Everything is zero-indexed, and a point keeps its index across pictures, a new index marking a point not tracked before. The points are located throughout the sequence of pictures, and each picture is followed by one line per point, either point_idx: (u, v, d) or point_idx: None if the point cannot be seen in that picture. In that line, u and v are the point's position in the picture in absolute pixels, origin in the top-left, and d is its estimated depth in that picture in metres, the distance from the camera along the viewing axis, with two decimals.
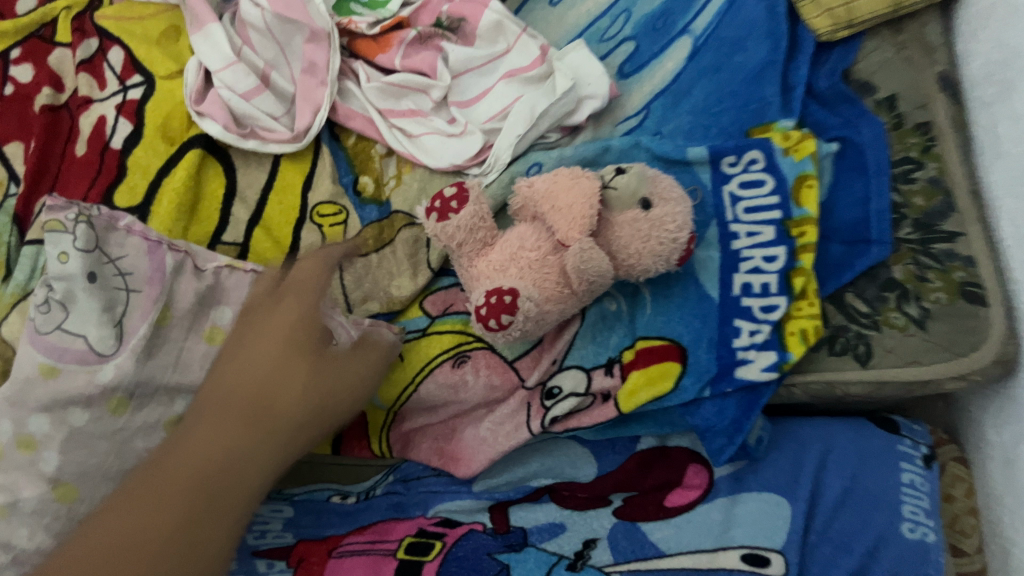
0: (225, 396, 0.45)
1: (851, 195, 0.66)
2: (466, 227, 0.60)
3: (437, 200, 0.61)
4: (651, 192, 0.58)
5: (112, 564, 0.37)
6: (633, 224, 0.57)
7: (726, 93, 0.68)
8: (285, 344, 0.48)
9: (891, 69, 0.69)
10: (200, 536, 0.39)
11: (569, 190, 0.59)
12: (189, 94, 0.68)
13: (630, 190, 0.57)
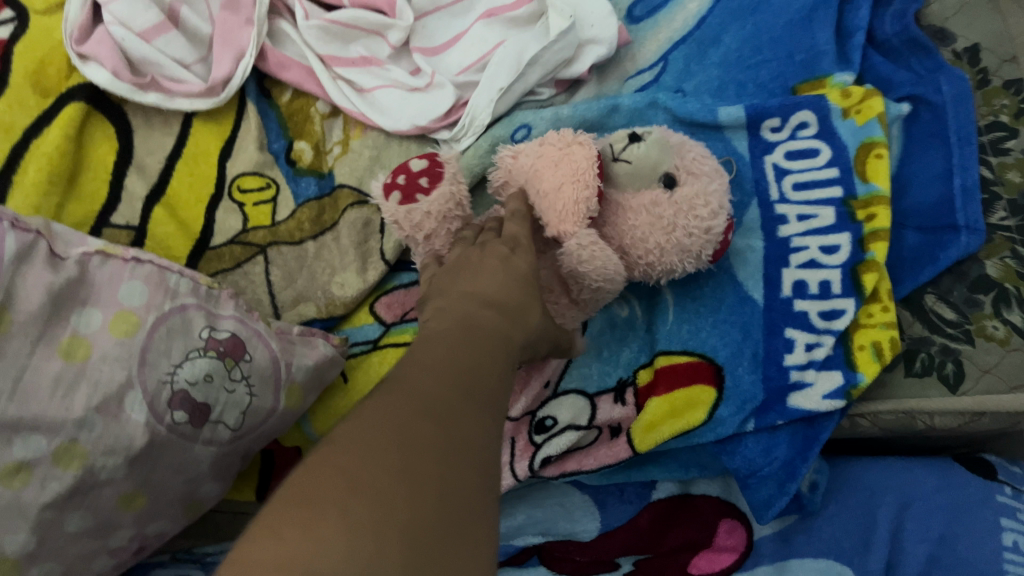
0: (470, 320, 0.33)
1: (929, 169, 0.51)
2: (438, 214, 0.44)
3: (400, 174, 0.44)
4: (676, 165, 0.43)
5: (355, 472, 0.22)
6: (651, 209, 0.42)
7: (766, 40, 0.53)
8: (492, 343, 0.32)
9: (972, 15, 0.55)
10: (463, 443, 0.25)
11: (557, 165, 0.42)
12: (70, 31, 0.52)
13: (649, 163, 0.42)
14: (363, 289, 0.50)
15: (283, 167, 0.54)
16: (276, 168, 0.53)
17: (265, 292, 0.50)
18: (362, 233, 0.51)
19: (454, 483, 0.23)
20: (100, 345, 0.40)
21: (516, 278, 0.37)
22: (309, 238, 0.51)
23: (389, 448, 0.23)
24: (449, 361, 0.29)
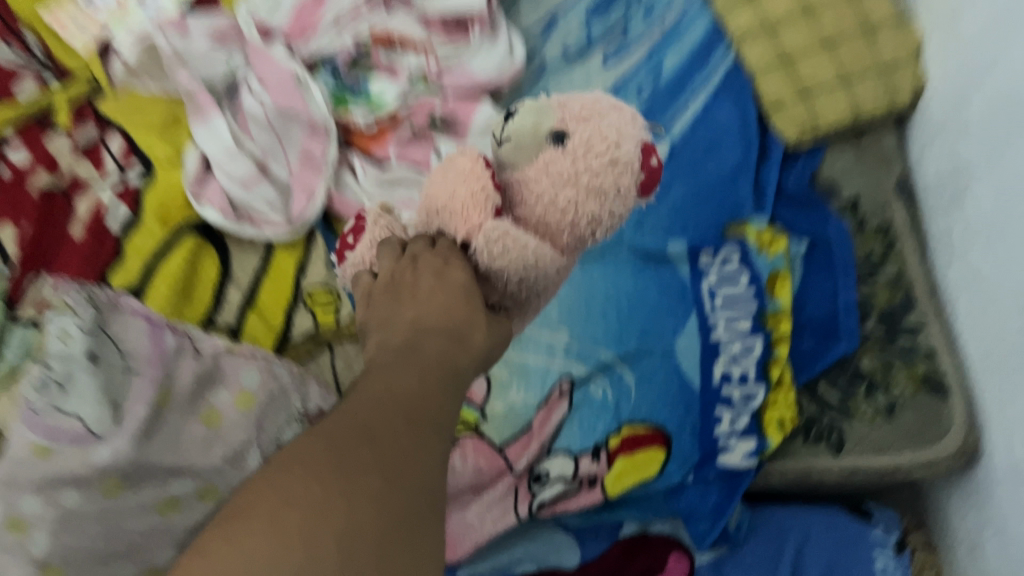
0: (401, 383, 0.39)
1: (821, 291, 0.70)
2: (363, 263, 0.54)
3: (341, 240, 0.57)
4: (558, 120, 0.48)
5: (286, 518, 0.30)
6: (546, 171, 0.47)
7: (704, 191, 0.71)
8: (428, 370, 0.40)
9: (852, 175, 0.74)
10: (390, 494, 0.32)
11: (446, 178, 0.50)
12: (189, 179, 0.70)
13: (528, 133, 0.48)
14: None
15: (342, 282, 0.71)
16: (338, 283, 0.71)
17: (330, 375, 0.67)
18: None
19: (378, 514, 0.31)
20: (228, 415, 0.56)
21: (445, 293, 0.45)
22: None
23: (344, 460, 0.33)
24: (394, 390, 0.38)
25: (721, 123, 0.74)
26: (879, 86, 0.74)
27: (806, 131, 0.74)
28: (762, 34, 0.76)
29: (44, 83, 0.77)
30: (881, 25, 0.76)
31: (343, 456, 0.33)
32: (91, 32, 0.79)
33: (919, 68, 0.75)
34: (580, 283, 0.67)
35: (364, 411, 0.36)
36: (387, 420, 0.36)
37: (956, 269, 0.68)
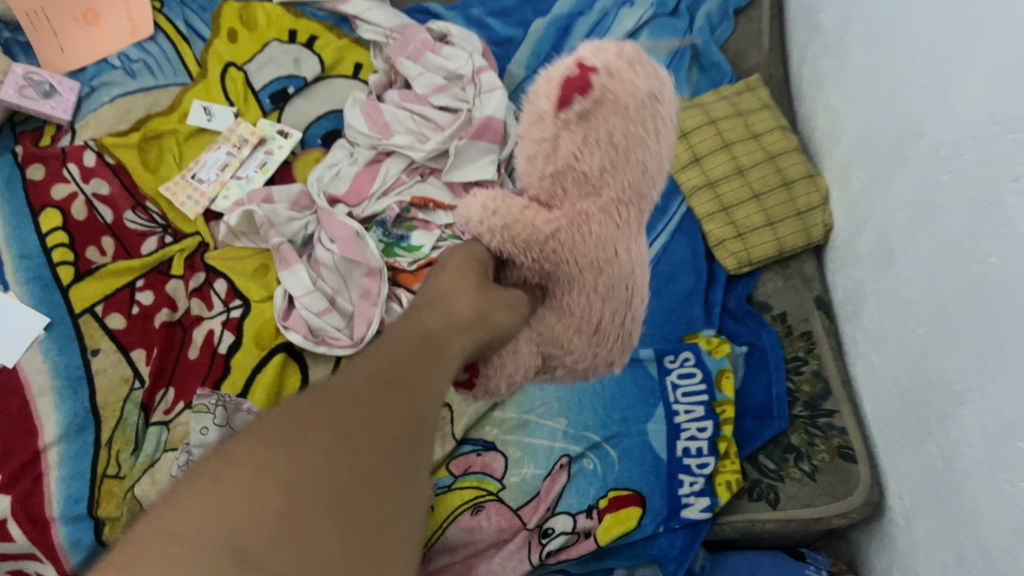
0: (348, 412, 0.42)
1: (758, 384, 0.91)
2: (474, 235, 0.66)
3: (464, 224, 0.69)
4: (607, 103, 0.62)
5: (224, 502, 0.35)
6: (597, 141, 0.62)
7: (666, 311, 0.96)
8: (386, 406, 0.44)
9: (781, 294, 0.98)
10: (304, 502, 0.36)
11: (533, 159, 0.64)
12: (279, 313, 0.93)
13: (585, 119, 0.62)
14: (444, 454, 0.87)
15: None
16: None
17: None
18: (441, 423, 0.89)
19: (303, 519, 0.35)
20: None
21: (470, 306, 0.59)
22: None
23: (281, 468, 0.37)
24: (347, 410, 0.42)
25: (676, 259, 1.00)
26: (797, 226, 0.97)
27: (742, 264, 0.98)
28: (706, 189, 1.02)
29: (163, 241, 1.02)
30: (798, 179, 0.99)
31: (282, 462, 0.37)
32: (200, 202, 1.04)
33: (828, 211, 0.97)
34: (574, 384, 0.90)
35: (337, 401, 0.42)
36: (357, 412, 0.42)
37: (860, 365, 0.89)
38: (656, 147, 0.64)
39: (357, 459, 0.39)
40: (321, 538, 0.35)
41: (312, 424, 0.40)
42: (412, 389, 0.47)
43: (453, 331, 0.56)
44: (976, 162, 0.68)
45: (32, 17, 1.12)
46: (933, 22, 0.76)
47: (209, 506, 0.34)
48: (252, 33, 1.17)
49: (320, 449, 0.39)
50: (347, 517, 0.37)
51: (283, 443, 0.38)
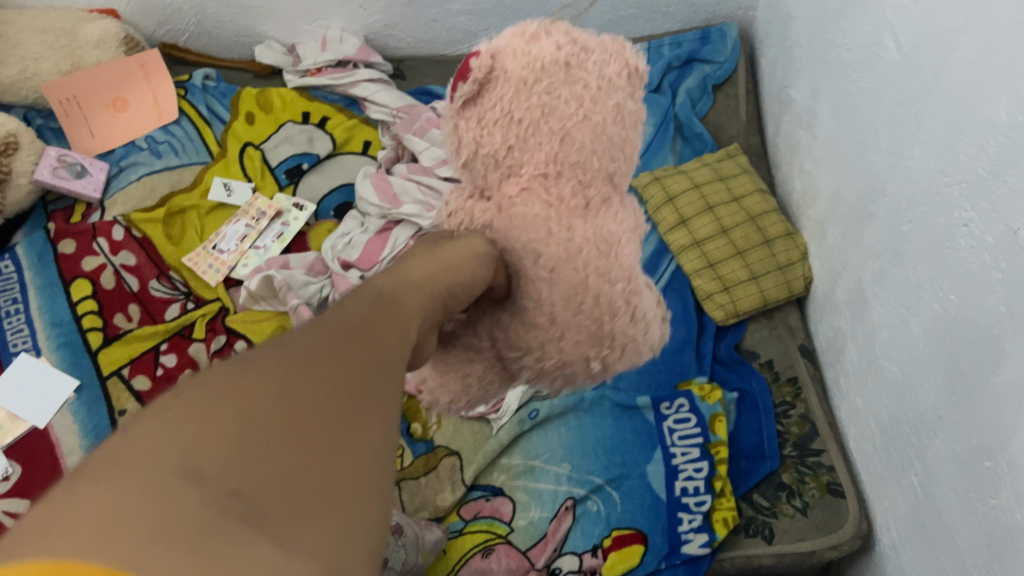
0: (312, 357, 0.41)
1: (750, 427, 0.97)
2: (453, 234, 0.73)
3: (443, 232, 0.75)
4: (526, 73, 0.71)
5: (187, 428, 0.34)
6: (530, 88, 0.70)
7: (661, 362, 1.02)
8: (351, 356, 0.43)
9: (768, 343, 1.05)
10: (263, 440, 0.35)
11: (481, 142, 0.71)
12: None
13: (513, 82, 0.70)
14: (454, 499, 0.91)
15: (405, 439, 0.97)
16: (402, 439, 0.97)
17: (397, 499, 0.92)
18: (452, 471, 0.94)
19: (263, 455, 0.35)
20: None
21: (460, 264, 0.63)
22: (422, 474, 0.94)
23: (243, 403, 0.36)
24: (313, 355, 0.42)
25: (668, 313, 1.07)
26: (779, 279, 1.05)
27: (729, 316, 1.05)
28: (693, 248, 1.09)
29: (186, 307, 1.08)
30: (777, 238, 1.07)
31: (246, 397, 0.37)
32: (221, 270, 1.11)
33: (807, 265, 1.05)
34: (576, 430, 0.96)
35: (296, 340, 0.42)
36: (317, 349, 0.42)
37: (844, 408, 0.95)
38: (574, 111, 0.71)
39: (313, 392, 0.39)
40: (278, 459, 0.35)
41: (273, 359, 0.40)
42: (373, 331, 0.47)
43: (410, 283, 0.56)
44: (933, 212, 0.75)
45: (65, 105, 1.23)
46: (890, 91, 0.85)
47: (159, 431, 0.34)
48: (268, 115, 1.27)
49: (277, 380, 0.38)
50: (305, 442, 0.37)
51: (243, 374, 0.38)
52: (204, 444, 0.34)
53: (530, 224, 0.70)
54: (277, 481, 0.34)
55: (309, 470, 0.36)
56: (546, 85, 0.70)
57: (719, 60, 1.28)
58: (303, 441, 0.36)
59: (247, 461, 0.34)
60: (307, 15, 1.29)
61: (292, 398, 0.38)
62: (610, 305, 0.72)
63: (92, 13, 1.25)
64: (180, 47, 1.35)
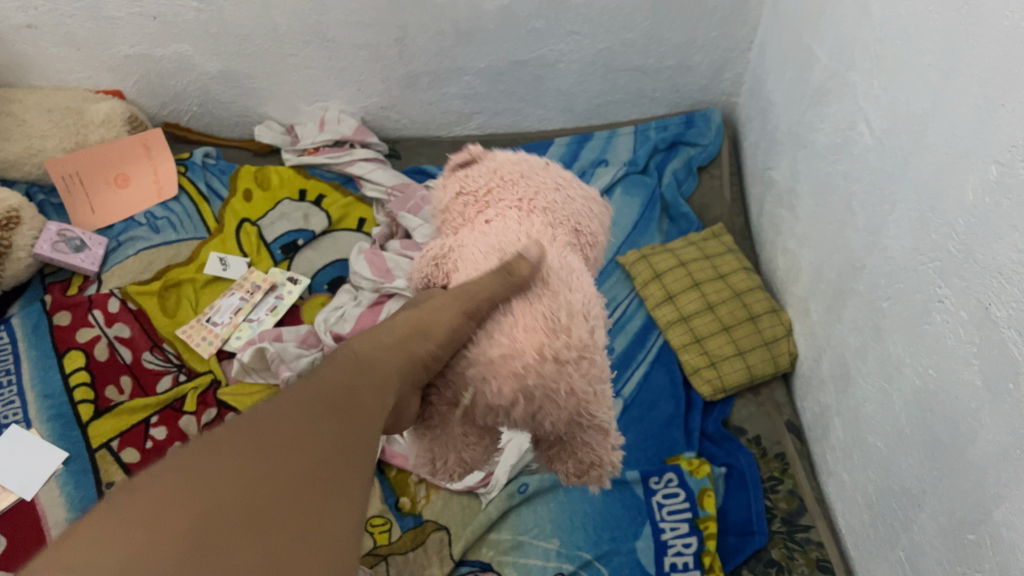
0: (278, 434, 0.43)
1: (738, 502, 0.97)
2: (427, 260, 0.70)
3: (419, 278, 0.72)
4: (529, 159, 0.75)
5: (147, 516, 0.36)
6: (528, 165, 0.74)
7: (649, 437, 1.03)
8: (319, 430, 0.45)
9: (755, 418, 1.06)
10: (229, 525, 0.37)
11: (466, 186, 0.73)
12: None
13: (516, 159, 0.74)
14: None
15: (394, 512, 0.96)
16: (390, 512, 0.96)
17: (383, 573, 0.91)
18: (440, 546, 0.93)
19: (229, 533, 0.37)
20: None
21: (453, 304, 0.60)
22: (410, 549, 0.93)
23: (204, 489, 0.38)
24: (278, 434, 0.43)
25: (656, 387, 1.08)
26: (765, 355, 1.06)
27: (717, 391, 1.05)
28: (680, 323, 1.11)
29: (178, 378, 1.09)
30: (762, 314, 1.10)
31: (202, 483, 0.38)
32: (213, 342, 1.12)
33: (792, 341, 1.07)
34: (565, 505, 0.96)
35: (258, 427, 0.43)
36: (278, 438, 0.43)
37: (832, 483, 0.96)
38: (558, 186, 0.72)
39: (269, 483, 0.40)
40: (225, 557, 0.36)
41: (230, 450, 0.41)
42: (342, 411, 0.48)
43: (391, 357, 0.56)
44: (910, 288, 0.77)
45: (68, 181, 1.25)
46: (865, 172, 0.88)
47: (116, 525, 0.35)
48: (266, 192, 1.31)
49: (230, 475, 0.39)
50: (255, 537, 0.37)
51: (199, 470, 0.39)
52: (148, 549, 0.34)
53: (500, 234, 0.67)
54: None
55: (257, 567, 0.36)
56: (526, 167, 0.73)
57: (703, 142, 1.34)
58: (251, 535, 0.37)
59: (190, 563, 0.34)
60: (307, 97, 1.34)
61: (255, 478, 0.40)
62: (581, 347, 0.62)
63: (99, 93, 1.30)
64: (183, 126, 1.39)
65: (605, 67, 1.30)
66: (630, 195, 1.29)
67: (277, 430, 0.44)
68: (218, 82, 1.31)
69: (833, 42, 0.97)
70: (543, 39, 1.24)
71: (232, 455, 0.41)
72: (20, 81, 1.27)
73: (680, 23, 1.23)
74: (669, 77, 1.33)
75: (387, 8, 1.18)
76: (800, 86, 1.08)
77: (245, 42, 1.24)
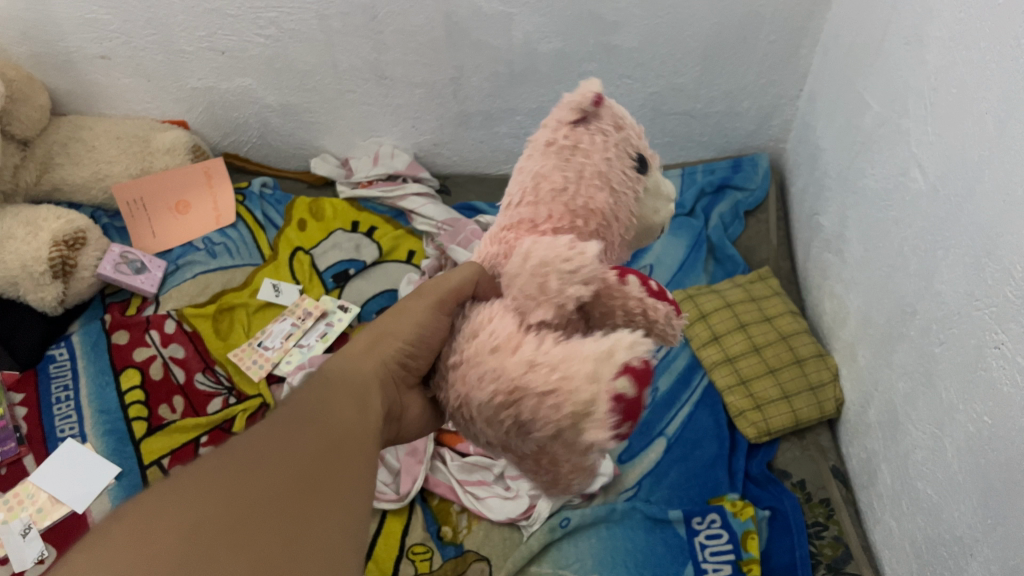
0: (280, 443, 0.42)
1: (782, 547, 0.96)
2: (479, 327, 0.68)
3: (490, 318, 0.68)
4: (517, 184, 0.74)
5: (148, 532, 0.34)
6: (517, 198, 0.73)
7: (693, 477, 1.03)
8: (316, 433, 0.44)
9: (799, 462, 1.05)
10: (250, 527, 0.36)
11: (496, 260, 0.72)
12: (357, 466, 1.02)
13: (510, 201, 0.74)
14: None
15: (436, 541, 0.97)
16: (432, 541, 0.97)
17: None
18: None
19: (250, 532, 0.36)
20: None
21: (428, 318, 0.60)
22: None
23: (194, 504, 0.36)
24: (267, 445, 0.42)
25: (700, 427, 1.08)
26: (811, 399, 1.06)
27: (762, 434, 1.05)
28: (726, 364, 1.12)
29: (228, 401, 1.11)
30: (809, 358, 1.09)
31: (194, 499, 0.36)
32: (264, 366, 1.14)
33: (838, 387, 1.07)
34: (607, 542, 0.95)
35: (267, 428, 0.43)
36: (287, 429, 0.43)
37: (879, 531, 0.94)
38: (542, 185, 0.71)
39: (290, 469, 0.40)
40: (264, 535, 0.36)
41: (240, 450, 0.41)
42: (344, 407, 0.49)
43: (366, 362, 0.55)
44: (963, 334, 0.77)
45: (131, 206, 1.30)
46: (917, 219, 0.89)
47: (115, 545, 0.33)
48: (320, 223, 1.35)
49: (250, 469, 0.39)
50: (288, 518, 0.38)
51: (213, 469, 0.38)
52: (183, 542, 0.34)
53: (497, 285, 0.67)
54: (271, 557, 0.36)
55: (296, 544, 0.37)
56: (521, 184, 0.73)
57: (750, 187, 1.35)
58: (285, 516, 0.38)
59: (238, 546, 0.35)
60: (362, 132, 1.38)
61: (267, 483, 0.39)
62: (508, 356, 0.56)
63: (164, 123, 1.35)
64: (241, 157, 1.44)
65: (654, 111, 1.33)
66: (676, 237, 1.31)
67: (268, 442, 0.42)
68: (279, 115, 1.35)
69: (886, 90, 0.99)
70: (594, 81, 1.27)
71: (222, 470, 0.38)
72: (91, 109, 1.33)
73: (731, 70, 1.26)
74: (717, 122, 1.35)
75: (446, 48, 1.22)
76: (851, 133, 1.09)
77: (307, 77, 1.28)
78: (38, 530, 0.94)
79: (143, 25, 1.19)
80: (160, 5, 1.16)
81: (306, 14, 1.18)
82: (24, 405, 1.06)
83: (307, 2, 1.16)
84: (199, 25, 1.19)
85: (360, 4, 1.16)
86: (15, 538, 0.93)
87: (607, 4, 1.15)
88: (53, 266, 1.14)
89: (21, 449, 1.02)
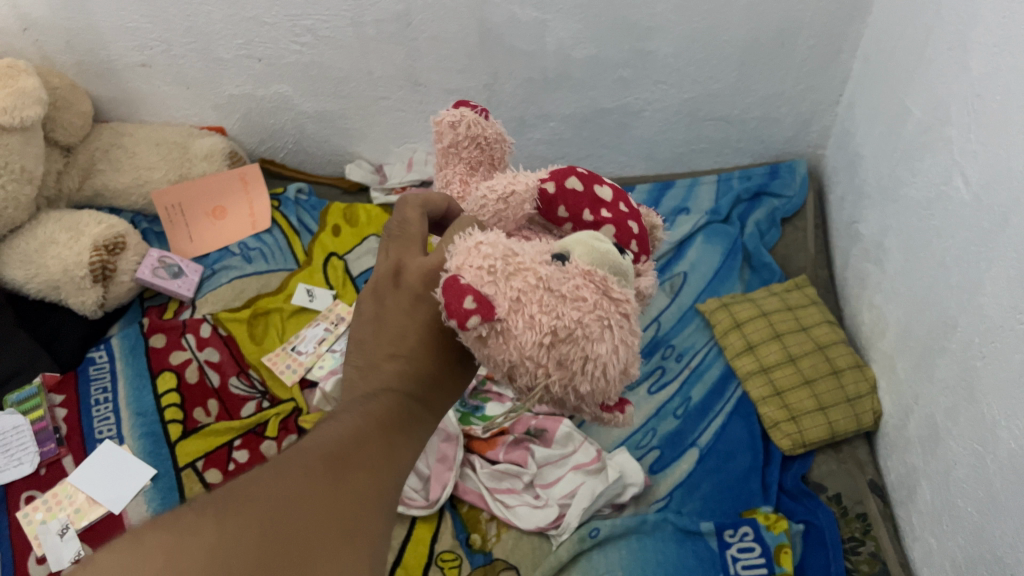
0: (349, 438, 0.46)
1: (817, 561, 0.94)
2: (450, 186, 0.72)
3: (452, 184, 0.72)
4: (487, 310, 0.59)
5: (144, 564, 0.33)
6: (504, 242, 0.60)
7: (727, 488, 1.02)
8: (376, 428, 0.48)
9: (836, 476, 1.03)
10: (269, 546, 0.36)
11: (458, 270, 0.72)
12: (418, 503, 0.98)
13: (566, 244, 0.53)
14: None
15: (465, 548, 0.97)
16: (461, 548, 0.97)
17: None
18: None
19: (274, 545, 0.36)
20: None
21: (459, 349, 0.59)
22: None
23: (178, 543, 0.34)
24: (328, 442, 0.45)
25: (734, 439, 1.06)
26: (848, 411, 1.04)
27: (797, 445, 1.03)
28: (760, 374, 1.10)
29: (261, 405, 1.12)
30: (846, 369, 1.07)
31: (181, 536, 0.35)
32: (297, 371, 1.15)
33: (877, 399, 1.04)
34: (637, 553, 0.94)
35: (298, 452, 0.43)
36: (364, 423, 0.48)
37: (917, 548, 0.92)
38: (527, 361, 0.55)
39: (368, 462, 0.45)
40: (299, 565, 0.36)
41: (252, 489, 0.39)
42: (403, 416, 0.51)
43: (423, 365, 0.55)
44: (1008, 348, 0.75)
45: (170, 212, 1.33)
46: (959, 229, 0.86)
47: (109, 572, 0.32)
48: (354, 229, 1.36)
49: (293, 475, 0.41)
50: (353, 508, 0.41)
51: (197, 523, 0.35)
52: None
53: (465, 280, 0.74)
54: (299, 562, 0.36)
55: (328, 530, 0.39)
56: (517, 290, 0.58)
57: (788, 194, 1.33)
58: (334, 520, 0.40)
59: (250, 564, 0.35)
60: (396, 138, 1.39)
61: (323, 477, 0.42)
62: None
63: (202, 129, 1.37)
64: (277, 162, 1.45)
65: (689, 117, 1.31)
66: (711, 244, 1.29)
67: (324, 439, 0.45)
68: (314, 121, 1.37)
69: (928, 96, 0.96)
70: (629, 87, 1.26)
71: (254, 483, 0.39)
72: (132, 116, 1.36)
73: (768, 75, 1.24)
74: (755, 128, 1.33)
75: (481, 55, 1.22)
76: (891, 140, 1.07)
77: (342, 84, 1.29)
78: (75, 530, 0.96)
79: (183, 33, 1.21)
80: (199, 13, 1.18)
81: (341, 22, 1.19)
82: (63, 406, 1.08)
83: (341, 9, 1.17)
84: (237, 33, 1.21)
85: (395, 11, 1.17)
86: (53, 538, 0.95)
87: (641, 10, 1.14)
88: (93, 271, 1.16)
89: (60, 450, 1.04)
